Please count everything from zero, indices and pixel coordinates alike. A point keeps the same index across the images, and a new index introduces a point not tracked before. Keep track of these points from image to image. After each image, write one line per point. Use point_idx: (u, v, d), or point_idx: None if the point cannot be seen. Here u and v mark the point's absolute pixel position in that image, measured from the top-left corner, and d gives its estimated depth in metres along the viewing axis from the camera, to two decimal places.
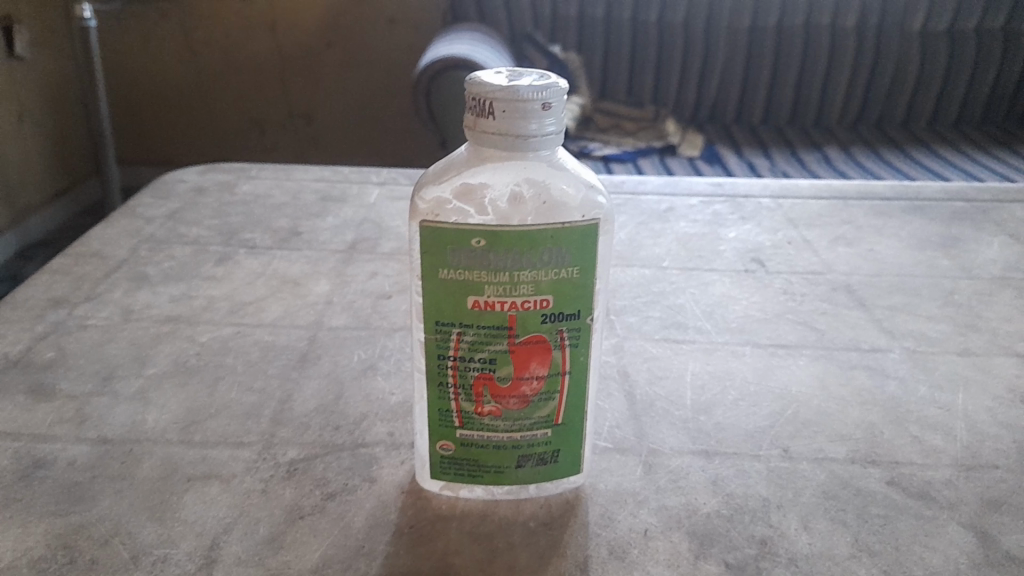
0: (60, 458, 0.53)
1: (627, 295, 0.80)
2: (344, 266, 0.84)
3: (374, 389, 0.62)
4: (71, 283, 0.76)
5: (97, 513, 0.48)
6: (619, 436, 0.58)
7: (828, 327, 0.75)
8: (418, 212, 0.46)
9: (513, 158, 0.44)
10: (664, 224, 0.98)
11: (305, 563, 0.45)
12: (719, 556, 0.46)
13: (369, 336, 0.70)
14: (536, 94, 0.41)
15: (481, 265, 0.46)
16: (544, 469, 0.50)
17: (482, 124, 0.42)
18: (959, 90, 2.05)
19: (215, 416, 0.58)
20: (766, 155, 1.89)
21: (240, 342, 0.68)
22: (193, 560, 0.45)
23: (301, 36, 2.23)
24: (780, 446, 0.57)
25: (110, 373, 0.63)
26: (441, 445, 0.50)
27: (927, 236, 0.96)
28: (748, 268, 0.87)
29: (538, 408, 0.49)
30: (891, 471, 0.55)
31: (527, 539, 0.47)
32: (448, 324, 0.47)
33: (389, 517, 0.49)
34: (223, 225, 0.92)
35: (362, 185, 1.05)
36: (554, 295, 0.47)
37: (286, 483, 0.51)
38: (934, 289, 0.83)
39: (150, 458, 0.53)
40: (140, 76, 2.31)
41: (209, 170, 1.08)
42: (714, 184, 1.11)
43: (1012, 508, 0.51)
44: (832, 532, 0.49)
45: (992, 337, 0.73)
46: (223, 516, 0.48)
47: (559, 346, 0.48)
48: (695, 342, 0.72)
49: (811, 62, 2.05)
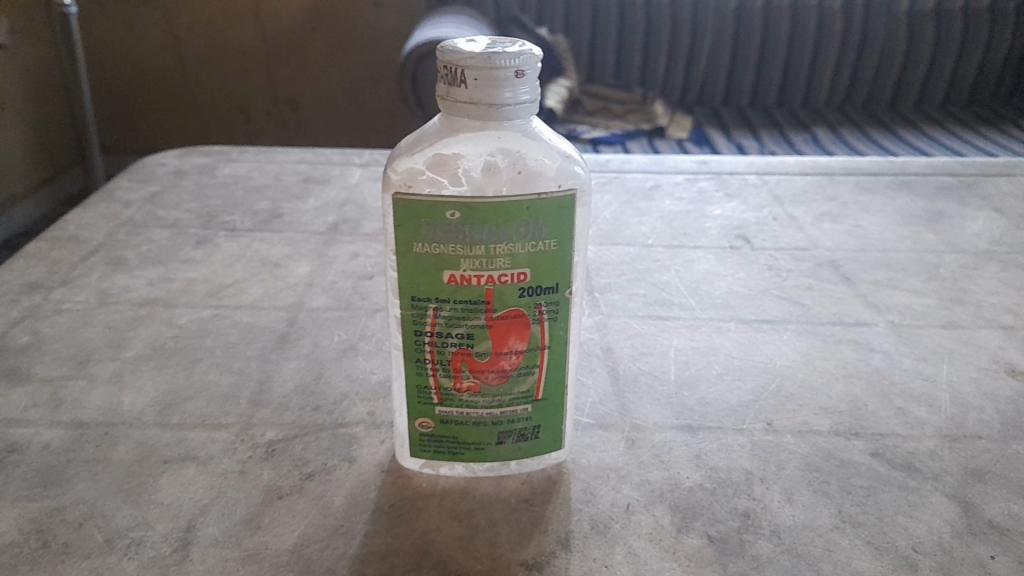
0: (34, 442, 0.52)
1: (611, 273, 0.80)
2: (325, 247, 0.83)
3: (355, 369, 0.61)
4: (46, 268, 0.75)
5: (71, 497, 0.47)
6: (602, 412, 0.57)
7: (812, 303, 0.74)
8: (391, 185, 0.45)
9: (487, 127, 0.43)
10: (649, 203, 0.97)
11: (283, 543, 0.45)
12: (702, 530, 0.46)
13: (350, 317, 0.69)
14: (509, 61, 0.40)
15: (456, 238, 0.45)
16: (525, 444, 0.50)
17: (453, 93, 0.41)
18: (946, 70, 2.05)
19: (193, 398, 0.57)
20: (754, 136, 1.89)
21: (219, 324, 0.67)
22: (169, 542, 0.44)
23: (285, 21, 2.21)
24: (763, 420, 0.57)
25: (86, 357, 0.62)
26: (421, 423, 0.49)
27: (913, 212, 0.95)
28: (733, 245, 0.87)
29: (517, 383, 0.48)
30: (874, 443, 0.54)
31: (509, 515, 0.47)
32: (425, 300, 0.46)
33: (368, 496, 0.48)
34: (203, 208, 0.91)
35: (344, 167, 1.04)
36: (532, 268, 0.46)
37: (264, 464, 0.51)
38: (919, 264, 0.83)
39: (126, 441, 0.52)
40: (121, 63, 2.28)
41: (188, 154, 1.06)
42: (700, 162, 1.11)
43: (997, 478, 0.51)
44: (816, 504, 0.48)
45: (977, 310, 0.73)
46: (200, 498, 0.48)
47: (537, 321, 0.47)
48: (679, 318, 0.71)
49: (799, 40, 2.03)
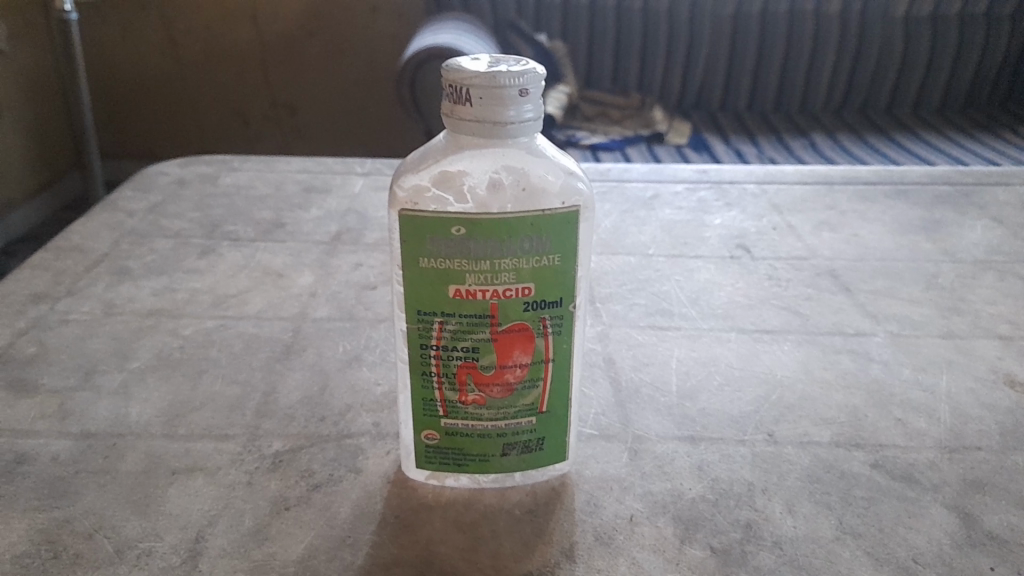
0: (42, 454, 0.52)
1: (612, 283, 0.80)
2: (328, 257, 0.83)
3: (359, 380, 0.62)
4: (51, 278, 0.75)
5: (80, 508, 0.48)
6: (604, 423, 0.58)
7: (811, 312, 0.75)
8: (397, 201, 0.46)
9: (492, 145, 0.44)
10: (649, 212, 0.98)
11: (290, 554, 0.45)
12: (704, 541, 0.47)
13: (354, 327, 0.70)
14: (513, 80, 0.40)
15: (462, 253, 0.46)
16: (530, 456, 0.50)
17: (459, 111, 0.42)
18: (942, 76, 2.06)
19: (199, 409, 0.57)
20: (753, 142, 1.90)
21: (224, 334, 0.68)
22: (178, 553, 0.45)
23: (285, 27, 2.22)
24: (764, 431, 0.57)
25: (92, 368, 0.62)
26: (426, 435, 0.50)
27: (911, 220, 0.96)
28: (733, 255, 0.88)
29: (521, 396, 0.49)
30: (874, 453, 0.55)
31: (514, 527, 0.48)
32: (430, 314, 0.47)
33: (374, 507, 0.49)
34: (206, 217, 0.91)
35: (346, 176, 1.05)
36: (537, 283, 0.47)
37: (270, 475, 0.51)
38: (916, 273, 0.83)
39: (133, 451, 0.53)
40: (121, 69, 2.28)
41: (191, 163, 1.07)
42: (699, 170, 1.11)
43: (994, 489, 0.52)
44: (816, 514, 0.49)
45: (974, 319, 0.74)
46: (208, 509, 0.48)
47: (541, 334, 0.48)
48: (680, 328, 0.72)
49: (797, 47, 2.04)
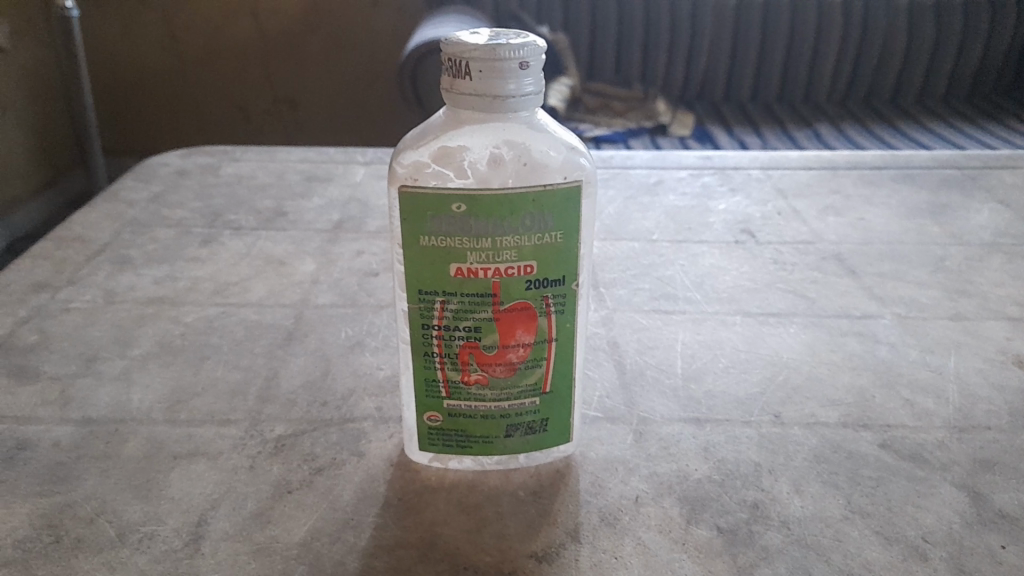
0: (43, 439, 0.52)
1: (616, 268, 0.80)
2: (330, 245, 0.83)
3: (362, 365, 0.61)
4: (52, 267, 0.75)
5: (81, 493, 0.48)
6: (609, 405, 0.57)
7: (818, 296, 0.74)
8: (396, 178, 0.46)
9: (491, 119, 0.43)
10: (653, 198, 0.97)
11: (293, 537, 0.45)
12: (711, 521, 0.46)
13: (355, 314, 0.69)
14: (514, 52, 0.40)
15: (463, 230, 0.45)
16: (533, 438, 0.50)
17: (459, 85, 0.41)
18: (947, 64, 2.05)
19: (201, 395, 0.57)
20: (756, 133, 1.89)
21: (225, 321, 0.67)
22: (179, 537, 0.44)
23: (286, 22, 2.21)
24: (770, 412, 0.57)
25: (93, 355, 0.62)
26: (428, 416, 0.49)
27: (916, 205, 0.95)
28: (738, 239, 0.87)
29: (524, 376, 0.48)
30: (882, 434, 0.54)
31: (518, 508, 0.47)
32: (432, 293, 0.47)
33: (377, 490, 0.48)
34: (207, 207, 0.91)
35: (347, 165, 1.04)
36: (539, 261, 0.46)
37: (273, 458, 0.51)
38: (924, 256, 0.83)
39: (135, 437, 0.53)
40: (123, 65, 2.28)
41: (192, 154, 1.06)
42: (703, 156, 1.11)
43: (1005, 468, 0.51)
44: (825, 495, 0.48)
45: (982, 301, 0.73)
46: (210, 492, 0.48)
47: (544, 313, 0.47)
48: (685, 312, 0.71)
49: (800, 36, 2.03)
